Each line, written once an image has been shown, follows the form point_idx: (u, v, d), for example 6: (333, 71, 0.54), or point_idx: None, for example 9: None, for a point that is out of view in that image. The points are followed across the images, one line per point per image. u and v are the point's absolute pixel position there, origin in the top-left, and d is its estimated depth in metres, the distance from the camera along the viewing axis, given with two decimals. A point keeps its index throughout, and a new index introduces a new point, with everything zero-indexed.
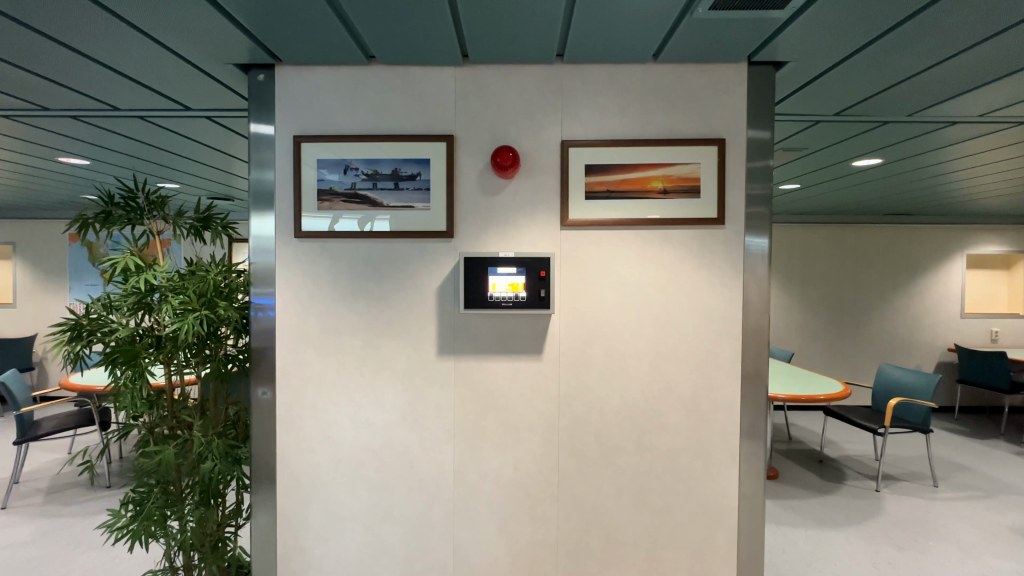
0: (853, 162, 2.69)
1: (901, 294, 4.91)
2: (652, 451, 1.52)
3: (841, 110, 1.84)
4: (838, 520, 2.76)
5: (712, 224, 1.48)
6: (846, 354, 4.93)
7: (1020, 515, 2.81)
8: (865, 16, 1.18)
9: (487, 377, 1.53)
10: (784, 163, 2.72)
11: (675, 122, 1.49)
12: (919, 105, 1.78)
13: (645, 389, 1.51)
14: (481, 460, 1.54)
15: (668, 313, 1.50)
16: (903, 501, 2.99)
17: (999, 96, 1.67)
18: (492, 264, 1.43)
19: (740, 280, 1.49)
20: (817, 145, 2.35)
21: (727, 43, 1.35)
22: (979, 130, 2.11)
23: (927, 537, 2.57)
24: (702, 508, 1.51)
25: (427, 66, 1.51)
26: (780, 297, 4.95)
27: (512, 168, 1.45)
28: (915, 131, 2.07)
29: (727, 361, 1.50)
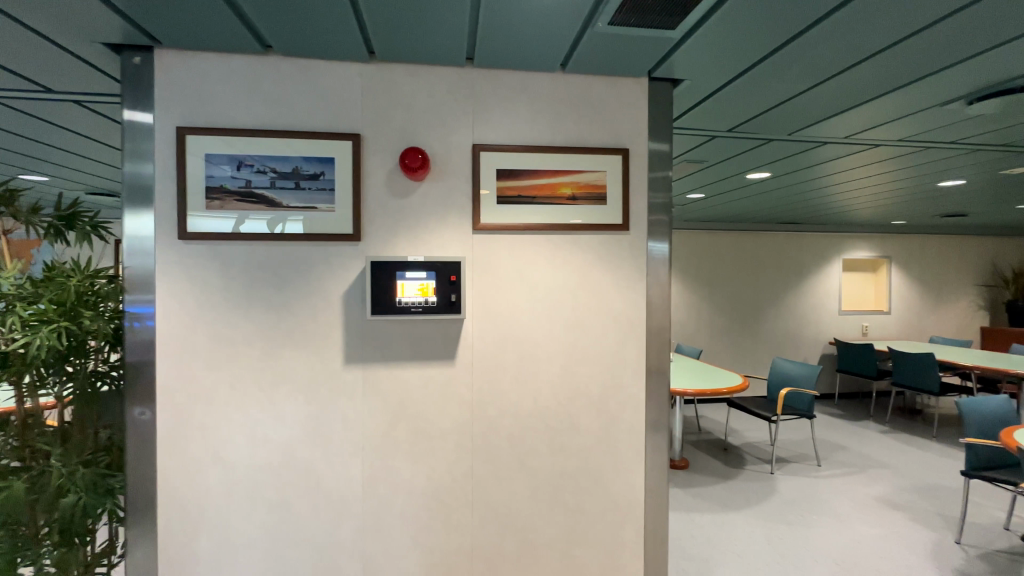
0: (746, 175, 2.96)
1: (791, 294, 5.48)
2: (565, 451, 1.55)
3: (733, 127, 2.02)
4: (739, 503, 3.00)
5: (617, 230, 1.55)
6: (748, 350, 5.41)
7: (884, 486, 3.22)
8: (747, 42, 1.31)
9: (398, 384, 1.48)
10: (688, 174, 2.93)
11: (583, 130, 1.54)
12: (797, 126, 2.00)
13: (557, 390, 1.54)
14: (393, 471, 1.48)
15: (577, 316, 1.54)
16: (794, 481, 3.31)
17: (859, 120, 1.92)
18: (400, 268, 1.39)
19: (643, 283, 1.57)
20: (715, 158, 2.55)
21: (628, 57, 1.41)
22: (847, 150, 2.40)
23: (812, 512, 2.87)
24: (612, 503, 1.57)
25: (331, 60, 1.43)
26: (690, 299, 5.32)
27: (422, 170, 1.42)
28: (794, 148, 2.32)
29: (632, 361, 1.57)
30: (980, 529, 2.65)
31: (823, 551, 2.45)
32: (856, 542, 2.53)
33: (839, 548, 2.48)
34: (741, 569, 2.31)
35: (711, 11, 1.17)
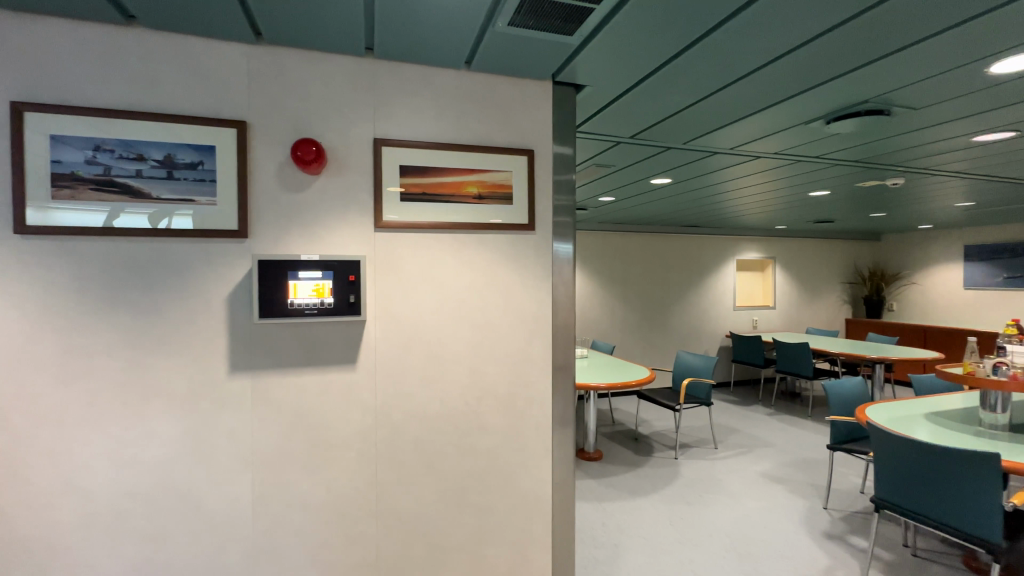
0: (651, 180, 3.16)
1: (694, 292, 5.94)
2: (472, 452, 1.54)
3: (635, 134, 2.13)
4: (647, 488, 3.19)
5: (523, 230, 1.57)
6: (657, 344, 5.79)
7: (769, 463, 3.60)
8: (641, 53, 1.38)
9: (293, 392, 1.38)
10: (598, 177, 3.06)
11: (488, 130, 1.54)
12: (690, 136, 2.16)
13: (464, 390, 1.52)
14: (288, 486, 1.38)
15: (485, 316, 1.54)
16: (694, 464, 3.59)
17: (743, 133, 2.12)
18: (292, 267, 1.30)
19: (548, 283, 1.60)
20: (622, 163, 2.68)
21: (531, 59, 1.43)
22: (735, 160, 2.64)
23: (709, 492, 3.12)
24: (520, 501, 1.58)
25: (210, 39, 1.30)
26: (605, 297, 5.58)
27: (316, 164, 1.34)
28: (691, 156, 2.51)
29: (538, 359, 1.60)
30: (841, 494, 3.05)
31: (718, 527, 2.68)
32: (744, 516, 2.80)
33: (730, 523, 2.73)
34: (646, 551, 2.45)
35: (606, 20, 1.22)
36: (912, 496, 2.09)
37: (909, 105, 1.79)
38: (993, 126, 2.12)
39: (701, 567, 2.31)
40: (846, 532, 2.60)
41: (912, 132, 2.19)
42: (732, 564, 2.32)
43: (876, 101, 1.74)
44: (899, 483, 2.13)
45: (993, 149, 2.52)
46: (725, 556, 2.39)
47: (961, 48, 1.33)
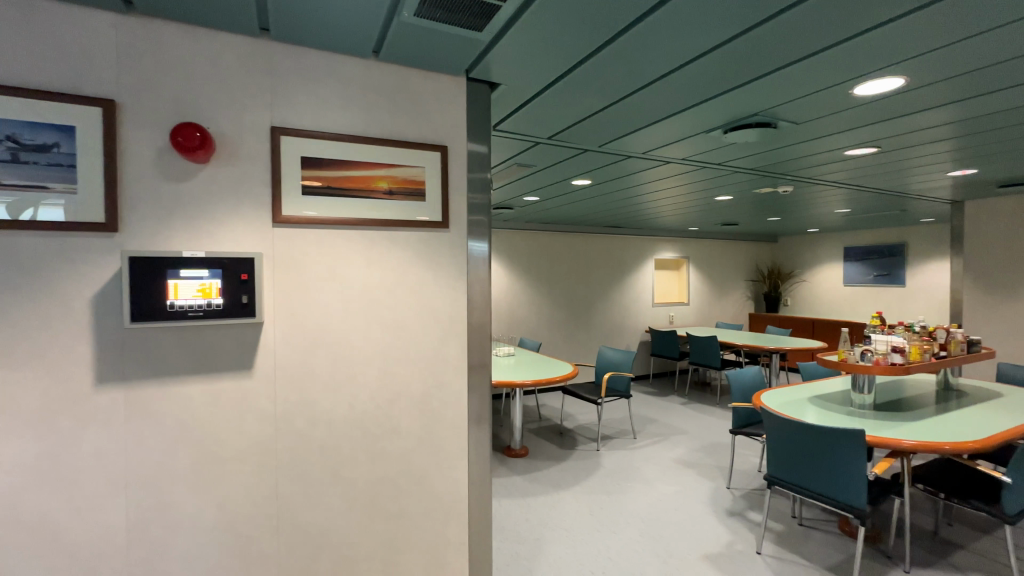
0: (572, 181, 3.24)
1: (617, 289, 6.22)
2: (384, 457, 1.48)
3: (552, 135, 2.18)
4: (569, 481, 3.29)
5: (437, 228, 1.54)
6: (582, 341, 5.99)
7: (681, 449, 3.85)
8: (550, 54, 1.39)
9: (177, 404, 1.25)
10: (521, 177, 3.09)
11: (399, 123, 1.49)
12: (605, 139, 2.24)
13: (375, 394, 1.47)
14: (172, 507, 1.24)
15: (396, 315, 1.49)
16: (614, 455, 3.75)
17: (652, 138, 2.23)
18: (173, 265, 1.18)
19: (464, 281, 1.58)
20: (543, 163, 2.73)
21: (442, 54, 1.40)
22: (647, 164, 2.78)
23: (627, 480, 3.28)
24: (435, 504, 1.55)
25: (67, 3, 1.13)
26: (533, 295, 5.69)
27: (202, 151, 1.21)
28: (606, 159, 2.60)
29: (453, 359, 1.58)
30: (742, 474, 3.33)
31: (633, 513, 2.82)
32: (658, 501, 2.97)
33: (645, 508, 2.88)
34: (567, 542, 2.51)
35: (514, 18, 1.22)
36: (798, 472, 2.32)
37: (792, 120, 1.98)
38: (860, 142, 2.41)
39: (616, 553, 2.41)
40: (745, 508, 2.85)
41: (796, 145, 2.43)
42: (645, 548, 2.45)
43: (764, 114, 1.91)
44: (787, 461, 2.36)
45: (863, 163, 2.87)
46: (639, 541, 2.52)
47: (829, 71, 1.49)
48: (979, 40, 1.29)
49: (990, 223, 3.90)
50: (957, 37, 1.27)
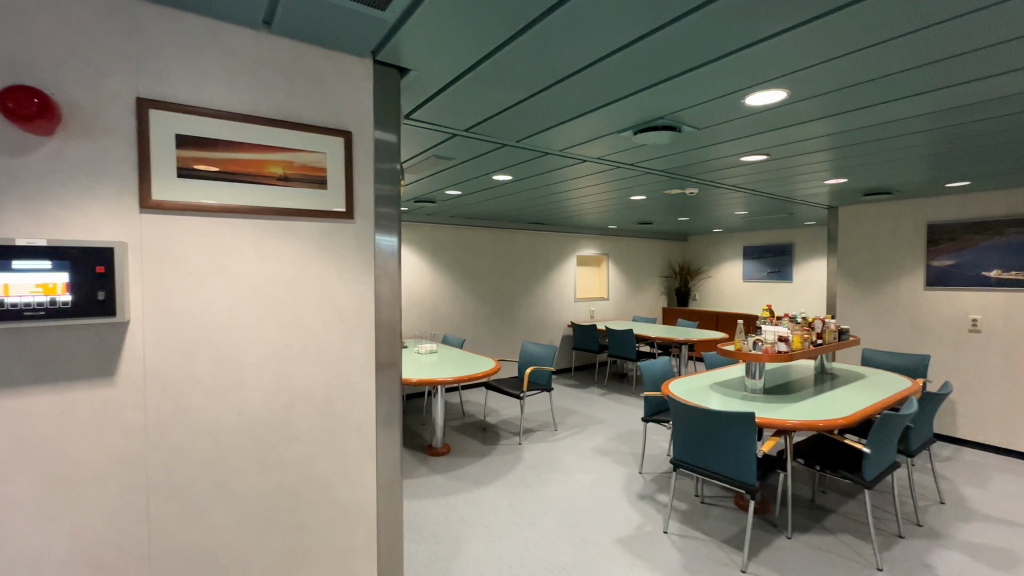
0: (492, 176, 3.22)
1: (541, 285, 6.33)
2: (281, 466, 1.37)
3: (469, 127, 2.13)
4: (491, 476, 3.29)
5: (341, 218, 1.44)
6: (507, 336, 6.03)
7: (598, 438, 4.01)
8: (460, 41, 1.35)
9: (12, 420, 1.05)
10: (440, 169, 3.02)
11: (296, 104, 1.37)
12: (522, 135, 2.23)
13: (269, 398, 1.35)
14: (7, 543, 1.05)
15: (294, 313, 1.38)
16: (535, 447, 3.81)
17: (568, 136, 2.26)
18: (3, 255, 0.99)
19: (370, 276, 1.50)
20: (462, 156, 2.68)
21: (343, 31, 1.31)
22: (565, 161, 2.83)
23: (547, 472, 3.35)
24: (340, 513, 1.46)
25: None
26: (457, 290, 5.62)
27: (43, 120, 1.03)
28: (525, 154, 2.61)
29: (360, 358, 1.49)
30: (653, 459, 3.53)
31: (551, 504, 2.88)
32: (575, 490, 3.06)
33: (563, 498, 2.96)
34: (485, 538, 2.51)
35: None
36: (698, 454, 2.50)
37: (694, 124, 2.11)
38: (754, 149, 2.63)
39: (534, 544, 2.44)
40: (654, 491, 3.02)
41: (700, 149, 2.60)
42: (562, 537, 2.51)
43: (669, 118, 2.01)
44: (690, 444, 2.53)
45: (757, 168, 3.13)
46: (556, 530, 2.58)
47: (723, 80, 1.59)
48: (846, 60, 1.44)
49: (858, 226, 4.46)
50: (829, 55, 1.41)
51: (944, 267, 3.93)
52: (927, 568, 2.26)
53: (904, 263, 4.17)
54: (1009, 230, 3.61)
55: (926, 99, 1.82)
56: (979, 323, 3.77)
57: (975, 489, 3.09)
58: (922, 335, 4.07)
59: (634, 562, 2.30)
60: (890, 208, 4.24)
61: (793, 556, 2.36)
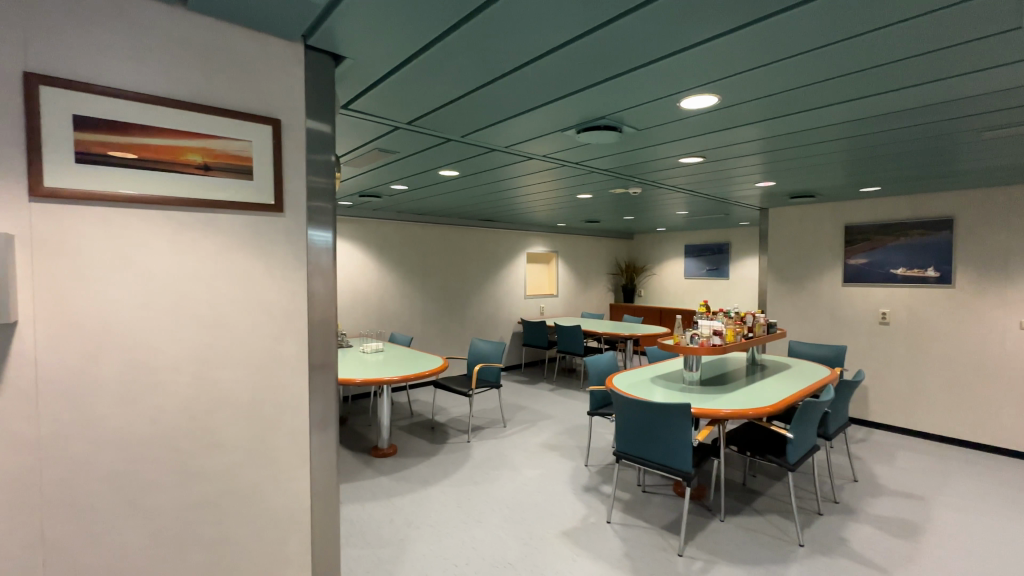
0: (439, 171, 3.17)
1: (491, 282, 6.33)
2: (202, 476, 1.28)
3: (412, 120, 2.08)
4: (438, 475, 3.25)
5: (267, 211, 1.36)
6: (457, 334, 5.98)
7: (546, 433, 4.06)
8: (398, 30, 1.30)
9: None
10: (384, 163, 2.94)
11: (217, 87, 1.28)
12: (466, 130, 2.21)
13: (188, 404, 1.25)
14: None
15: (216, 312, 1.29)
16: (483, 445, 3.81)
17: (513, 132, 2.26)
18: None
19: (302, 272, 1.43)
20: (406, 150, 2.62)
21: (269, 12, 1.23)
22: (511, 158, 2.83)
23: (495, 468, 3.35)
24: (270, 522, 1.38)
25: None
26: (405, 287, 5.51)
27: None
28: (470, 150, 2.58)
29: (291, 359, 1.42)
30: (598, 451, 3.62)
31: (498, 500, 2.89)
32: (522, 485, 3.08)
33: (510, 494, 2.97)
34: (431, 539, 2.47)
35: None
36: (639, 445, 2.59)
37: (633, 125, 2.16)
38: (691, 151, 2.74)
39: (480, 542, 2.44)
40: (599, 483, 3.10)
41: (642, 149, 2.67)
42: (508, 533, 2.52)
43: (610, 118, 2.06)
44: (632, 436, 2.61)
45: (695, 170, 3.27)
46: (503, 527, 2.59)
47: (659, 83, 1.64)
48: (773, 68, 1.53)
49: (785, 227, 4.77)
50: (757, 62, 1.48)
51: (859, 265, 4.29)
52: (841, 541, 2.46)
53: (825, 261, 4.51)
54: (913, 231, 3.99)
55: (839, 108, 1.97)
56: (888, 316, 4.15)
57: (883, 467, 3.40)
58: (840, 328, 4.43)
59: (578, 554, 2.34)
60: (813, 210, 4.58)
61: (725, 537, 2.50)
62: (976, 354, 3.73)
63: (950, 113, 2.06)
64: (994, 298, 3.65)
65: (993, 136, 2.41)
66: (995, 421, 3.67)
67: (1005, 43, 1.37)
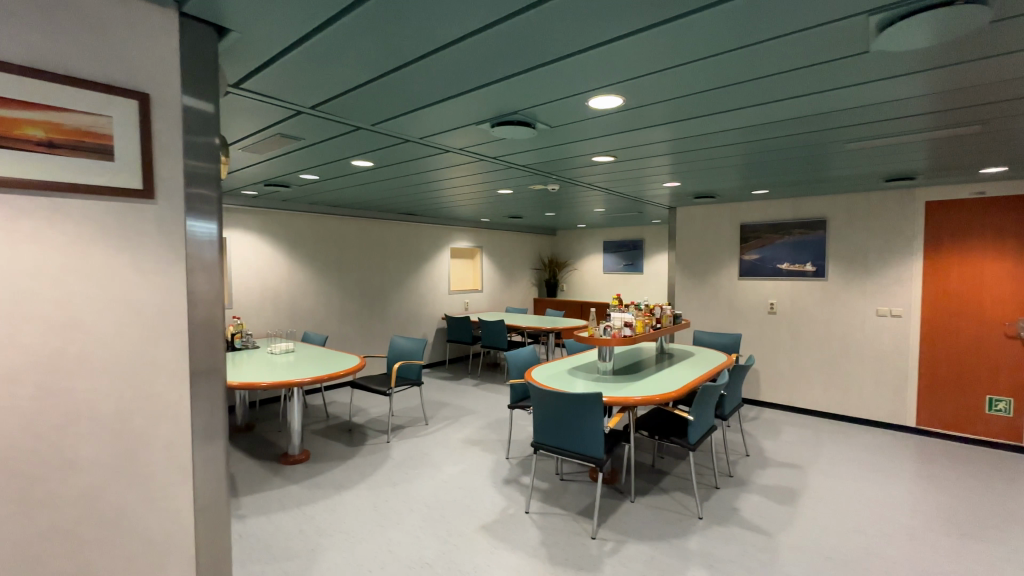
0: (351, 161, 3.01)
1: (413, 278, 6.17)
2: (54, 501, 1.11)
3: (315, 105, 1.95)
4: (354, 479, 3.12)
5: (135, 197, 1.20)
6: (377, 331, 5.77)
7: (469, 429, 4.05)
8: (288, 4, 1.20)
9: None
10: (289, 151, 2.74)
11: (65, 53, 1.10)
12: (377, 118, 2.11)
13: (33, 419, 1.08)
14: None
15: (70, 312, 1.12)
16: (404, 444, 3.71)
17: (428, 123, 2.20)
18: None
19: (181, 267, 1.28)
20: (313, 137, 2.45)
21: None
22: (428, 150, 2.76)
23: (415, 468, 3.28)
24: (143, 549, 1.23)
25: None
26: (319, 284, 5.20)
27: None
28: (383, 140, 2.48)
29: (169, 365, 1.27)
30: (519, 444, 3.68)
31: (417, 500, 2.83)
32: (442, 483, 3.05)
33: (429, 492, 2.92)
34: (344, 546, 2.36)
35: None
36: (555, 435, 2.66)
37: (547, 122, 2.20)
38: (604, 150, 2.85)
39: (397, 544, 2.38)
40: (518, 474, 3.15)
41: (557, 147, 2.73)
42: (426, 533, 2.48)
43: (522, 113, 2.07)
44: (549, 427, 2.67)
45: (610, 168, 3.40)
46: (421, 526, 2.55)
47: (566, 81, 1.67)
48: (670, 73, 1.62)
49: (691, 225, 5.14)
50: (655, 67, 1.56)
51: (752, 260, 4.73)
52: (734, 511, 2.71)
53: (724, 257, 4.93)
54: (795, 231, 4.48)
55: (731, 115, 2.14)
56: (775, 307, 4.62)
57: (770, 441, 3.80)
58: (737, 318, 4.86)
59: (496, 546, 2.36)
60: (715, 209, 4.97)
61: (635, 517, 2.65)
62: (844, 338, 4.28)
63: (821, 124, 2.32)
64: (857, 289, 4.20)
65: (856, 146, 2.75)
66: (857, 395, 4.24)
67: (858, 64, 1.56)
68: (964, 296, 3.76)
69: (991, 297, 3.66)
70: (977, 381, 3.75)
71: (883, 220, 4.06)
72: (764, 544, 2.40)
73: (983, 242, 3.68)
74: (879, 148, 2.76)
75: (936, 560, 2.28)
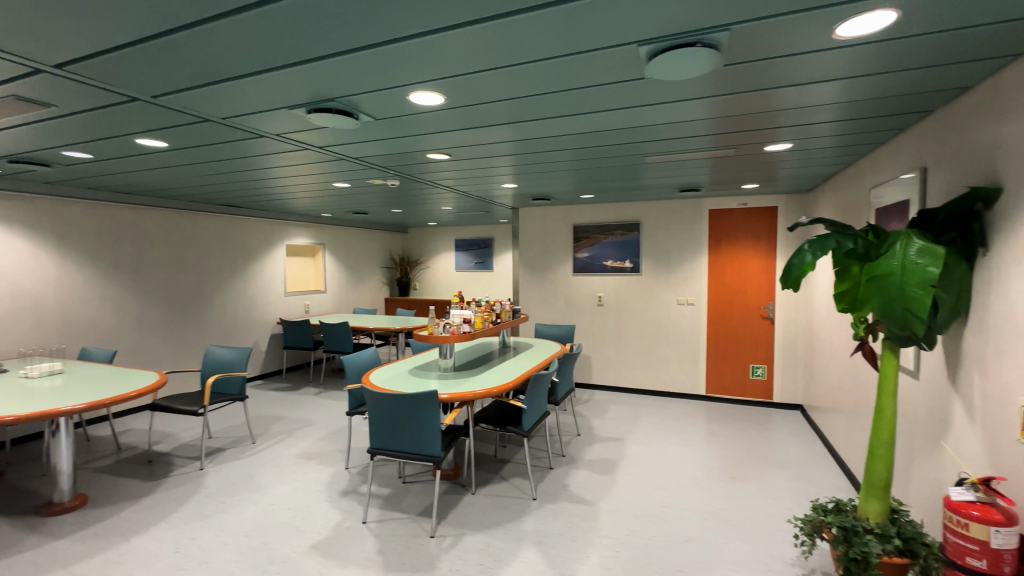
0: (134, 139, 2.50)
1: (238, 278, 5.43)
2: None
3: (63, 65, 1.56)
4: (153, 519, 2.61)
5: None
6: (190, 342, 4.94)
7: (304, 442, 3.72)
8: None
9: None
10: (35, 119, 2.15)
11: None
12: (157, 90, 1.77)
13: None
14: None
15: None
16: (222, 469, 3.23)
17: (227, 102, 1.92)
18: None
19: None
20: (71, 105, 1.96)
21: None
22: (236, 134, 2.42)
23: (235, 494, 2.89)
24: None
25: None
26: (106, 288, 4.25)
27: None
28: (173, 117, 2.10)
29: None
30: (361, 451, 3.49)
31: (235, 531, 2.49)
32: (268, 506, 2.74)
33: (251, 520, 2.59)
34: None
35: None
36: (392, 437, 2.58)
37: (370, 112, 2.10)
38: (438, 147, 2.84)
39: None
40: (357, 485, 2.98)
41: (389, 140, 2.63)
42: (243, 566, 2.19)
43: (340, 102, 1.93)
44: (385, 430, 2.58)
45: (448, 167, 3.42)
46: (237, 559, 2.24)
47: (379, 72, 1.61)
48: (483, 76, 1.67)
49: (532, 225, 5.47)
50: (467, 69, 1.60)
51: (584, 258, 5.24)
52: (564, 487, 2.96)
53: (560, 255, 5.36)
54: (617, 232, 5.08)
55: (550, 122, 2.31)
56: (602, 299, 5.18)
57: (598, 419, 4.25)
58: (572, 310, 5.33)
59: (327, 565, 2.20)
60: (552, 211, 5.36)
61: (474, 509, 2.71)
62: (655, 325, 5.00)
63: (625, 137, 2.65)
64: (664, 282, 4.94)
65: (653, 159, 3.22)
66: (665, 372, 4.99)
67: (642, 87, 1.81)
68: (736, 286, 4.68)
69: (752, 287, 4.63)
70: (745, 354, 4.70)
71: (680, 224, 4.85)
72: (587, 513, 2.67)
73: (747, 243, 4.63)
74: (671, 161, 3.27)
75: (715, 502, 2.80)
